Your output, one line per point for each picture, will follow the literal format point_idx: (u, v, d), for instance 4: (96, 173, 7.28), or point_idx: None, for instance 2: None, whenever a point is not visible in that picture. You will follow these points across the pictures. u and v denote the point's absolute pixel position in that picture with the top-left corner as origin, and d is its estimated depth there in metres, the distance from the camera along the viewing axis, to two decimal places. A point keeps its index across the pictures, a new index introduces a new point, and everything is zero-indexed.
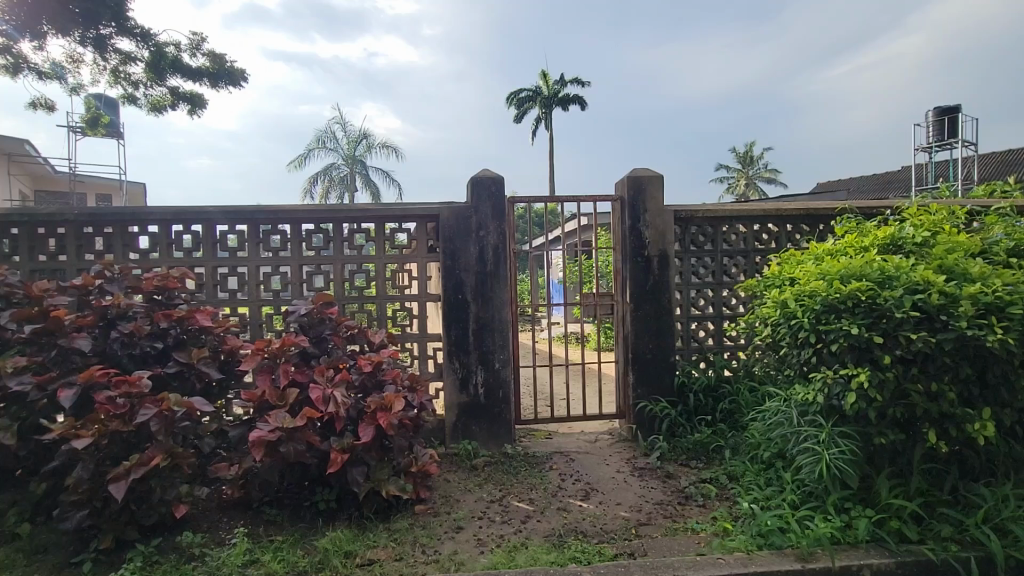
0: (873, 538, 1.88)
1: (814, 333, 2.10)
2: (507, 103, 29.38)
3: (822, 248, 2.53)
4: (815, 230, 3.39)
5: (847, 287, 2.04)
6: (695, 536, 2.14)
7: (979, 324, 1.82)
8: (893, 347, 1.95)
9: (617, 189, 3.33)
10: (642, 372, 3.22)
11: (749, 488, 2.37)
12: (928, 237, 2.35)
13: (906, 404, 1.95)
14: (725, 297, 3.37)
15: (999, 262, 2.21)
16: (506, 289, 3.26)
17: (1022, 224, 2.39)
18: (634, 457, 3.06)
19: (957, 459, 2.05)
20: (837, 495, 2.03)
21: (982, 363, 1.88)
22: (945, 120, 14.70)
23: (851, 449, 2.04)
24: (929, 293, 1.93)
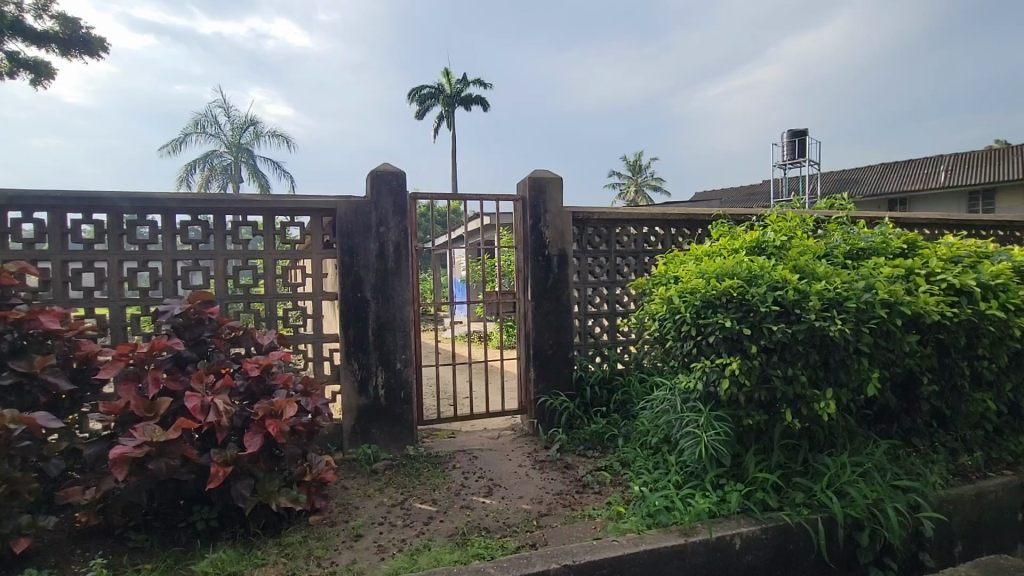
0: (742, 509, 2.11)
1: (695, 327, 2.32)
2: (409, 99, 28.83)
3: (701, 250, 2.80)
4: (695, 234, 3.72)
5: (722, 284, 2.28)
6: (591, 522, 2.26)
7: (824, 316, 2.11)
8: (758, 338, 2.19)
9: (518, 190, 3.41)
10: (542, 367, 3.32)
11: (639, 472, 2.54)
12: (785, 241, 2.69)
13: (769, 388, 2.20)
14: (618, 295, 3.59)
15: (839, 263, 2.58)
16: (408, 287, 3.18)
17: (855, 231, 2.82)
18: (535, 450, 3.15)
19: (808, 434, 2.34)
20: (714, 473, 2.24)
21: (826, 350, 2.17)
22: (797, 141, 16.89)
23: (725, 431, 2.27)
24: (786, 290, 2.20)
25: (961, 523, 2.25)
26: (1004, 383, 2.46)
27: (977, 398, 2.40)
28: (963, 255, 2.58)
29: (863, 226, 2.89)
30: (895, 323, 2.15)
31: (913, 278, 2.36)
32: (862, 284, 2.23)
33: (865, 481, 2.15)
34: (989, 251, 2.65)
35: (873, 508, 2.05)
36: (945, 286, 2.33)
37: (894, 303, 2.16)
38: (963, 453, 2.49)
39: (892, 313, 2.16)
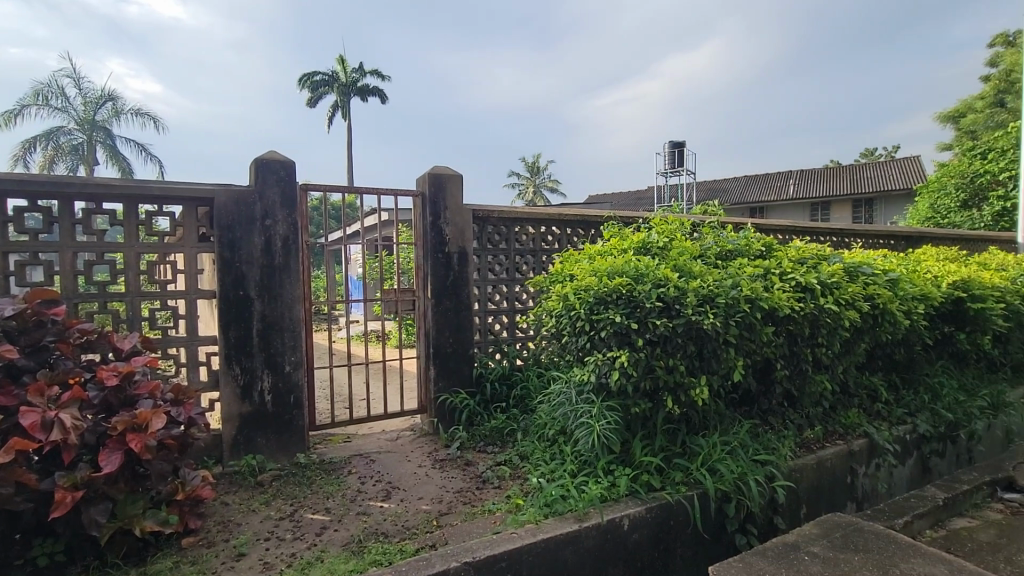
0: (630, 491, 2.26)
1: (588, 322, 2.45)
2: (299, 86, 27.07)
3: (594, 249, 2.96)
4: (589, 234, 3.91)
5: (612, 282, 2.43)
6: (490, 516, 2.29)
7: (699, 310, 2.33)
8: (644, 331, 2.36)
9: (418, 185, 3.35)
10: (442, 366, 3.30)
11: (537, 464, 2.62)
12: (667, 242, 2.94)
13: (653, 377, 2.38)
14: (517, 292, 3.67)
15: (711, 263, 2.88)
16: (298, 285, 2.99)
17: (724, 235, 3.15)
18: (435, 450, 3.12)
19: (686, 419, 2.58)
20: (605, 460, 2.39)
21: (701, 341, 2.40)
22: (676, 152, 18.46)
23: (616, 419, 2.42)
24: (668, 287, 2.40)
25: (806, 488, 2.61)
26: (838, 366, 2.89)
27: (818, 380, 2.80)
28: (807, 257, 2.99)
29: (730, 230, 3.24)
30: (756, 317, 2.44)
31: (770, 277, 2.69)
32: (730, 282, 2.50)
33: (731, 458, 2.41)
34: (827, 253, 3.10)
35: (738, 481, 2.31)
36: (794, 284, 2.68)
37: (754, 299, 2.45)
38: (807, 428, 2.89)
39: (753, 308, 2.45)
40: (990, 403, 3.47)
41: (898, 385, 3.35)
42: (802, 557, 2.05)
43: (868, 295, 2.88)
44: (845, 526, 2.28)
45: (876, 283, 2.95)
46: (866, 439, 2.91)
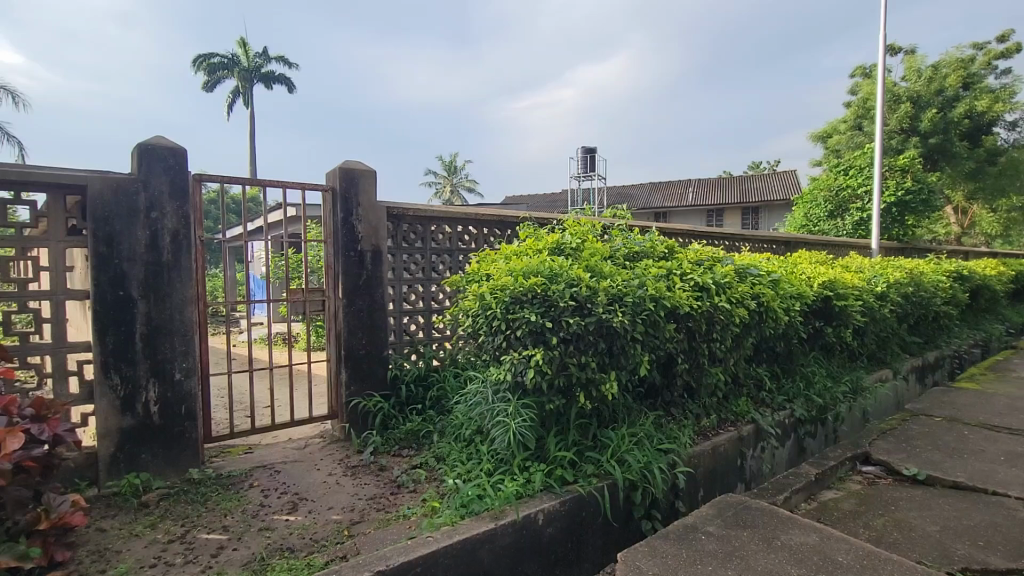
0: (545, 487, 2.32)
1: (504, 322, 2.47)
2: (193, 67, 24.80)
3: (510, 249, 3.00)
4: (505, 234, 3.95)
5: (528, 282, 2.48)
6: (405, 521, 2.24)
7: (609, 309, 2.44)
8: (558, 330, 2.43)
9: (328, 180, 3.20)
10: (354, 368, 3.18)
11: (453, 465, 2.60)
12: (579, 243, 3.05)
13: (566, 374, 2.45)
14: (434, 292, 3.62)
15: (620, 264, 3.02)
16: (191, 285, 2.73)
17: (632, 237, 3.33)
18: (347, 457, 3.00)
19: (597, 413, 2.69)
20: (521, 457, 2.42)
21: (611, 339, 2.51)
22: (588, 157, 19.24)
23: (531, 416, 2.46)
24: (580, 287, 2.49)
25: (703, 473, 2.82)
26: (730, 360, 3.16)
27: (713, 373, 3.04)
28: (704, 259, 3.25)
29: (637, 233, 3.43)
30: (660, 315, 2.59)
31: (672, 277, 2.88)
32: (637, 282, 2.64)
33: (638, 448, 2.54)
34: (721, 256, 3.39)
35: (644, 470, 2.44)
36: (693, 284, 2.90)
37: (659, 298, 2.61)
38: (704, 417, 3.13)
39: (657, 306, 2.60)
40: (851, 388, 3.97)
41: (779, 375, 3.73)
42: (700, 537, 2.22)
43: (755, 293, 3.18)
44: (736, 506, 2.50)
45: (761, 283, 3.27)
46: (753, 424, 3.21)
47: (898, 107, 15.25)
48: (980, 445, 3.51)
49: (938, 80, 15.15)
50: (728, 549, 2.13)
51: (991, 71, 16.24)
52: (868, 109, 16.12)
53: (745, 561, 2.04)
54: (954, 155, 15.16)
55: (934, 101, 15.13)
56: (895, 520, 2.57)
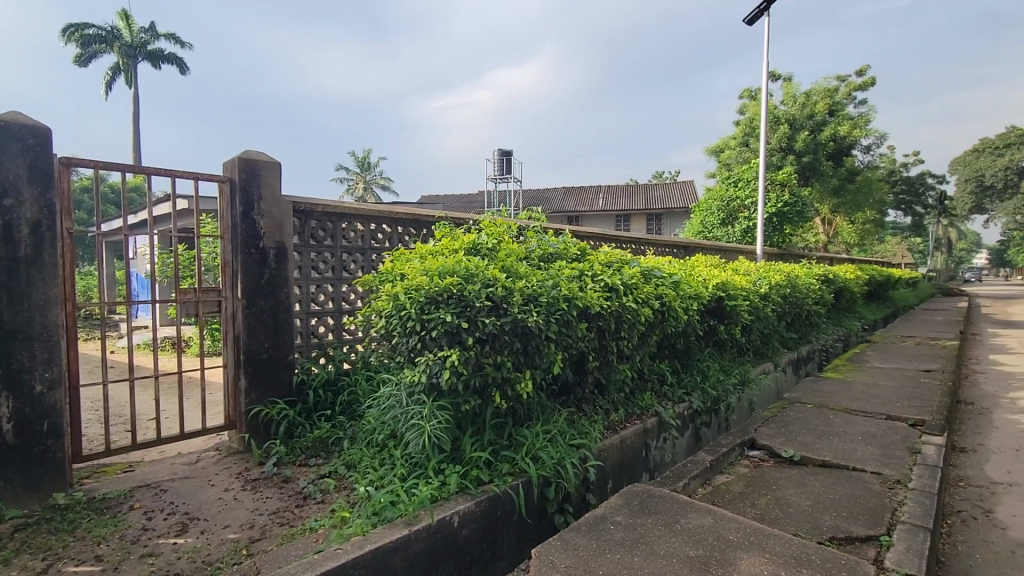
0: (460, 488, 2.30)
1: (419, 323, 2.43)
2: (62, 36, 21.83)
3: (425, 248, 2.96)
4: (420, 234, 3.87)
5: (443, 281, 2.45)
6: (313, 535, 2.11)
7: (524, 309, 2.47)
8: (474, 330, 2.43)
9: (226, 170, 2.96)
10: (255, 374, 2.96)
11: (365, 472, 2.50)
12: (495, 244, 3.07)
13: (482, 375, 2.45)
14: (345, 292, 3.46)
15: (535, 264, 3.08)
16: (56, 283, 2.40)
17: (546, 239, 3.41)
18: (246, 470, 2.78)
19: (512, 412, 2.71)
20: (436, 459, 2.39)
21: (526, 338, 2.54)
22: (504, 160, 19.47)
23: (446, 418, 2.43)
24: (496, 287, 2.50)
25: (612, 465, 2.96)
26: (636, 357, 3.34)
27: (621, 369, 3.19)
28: (612, 261, 3.41)
29: (551, 234, 3.52)
30: (573, 315, 2.68)
31: (584, 278, 2.99)
32: (551, 283, 2.70)
33: (552, 445, 2.60)
34: (628, 258, 3.57)
35: (557, 466, 2.51)
36: (603, 284, 3.03)
37: (571, 298, 2.70)
38: (613, 411, 3.28)
39: (570, 306, 2.68)
40: (740, 380, 4.36)
41: (680, 370, 4.01)
42: (609, 527, 2.32)
43: (658, 294, 3.39)
44: (641, 494, 2.65)
45: (663, 284, 3.49)
46: (656, 417, 3.41)
47: (777, 128, 17.02)
48: (843, 427, 4.01)
49: (810, 106, 17.10)
50: (634, 536, 2.24)
51: (851, 100, 18.62)
52: (753, 128, 17.81)
53: (650, 547, 2.16)
54: (822, 173, 17.19)
55: (806, 125, 17.06)
56: (776, 499, 2.85)
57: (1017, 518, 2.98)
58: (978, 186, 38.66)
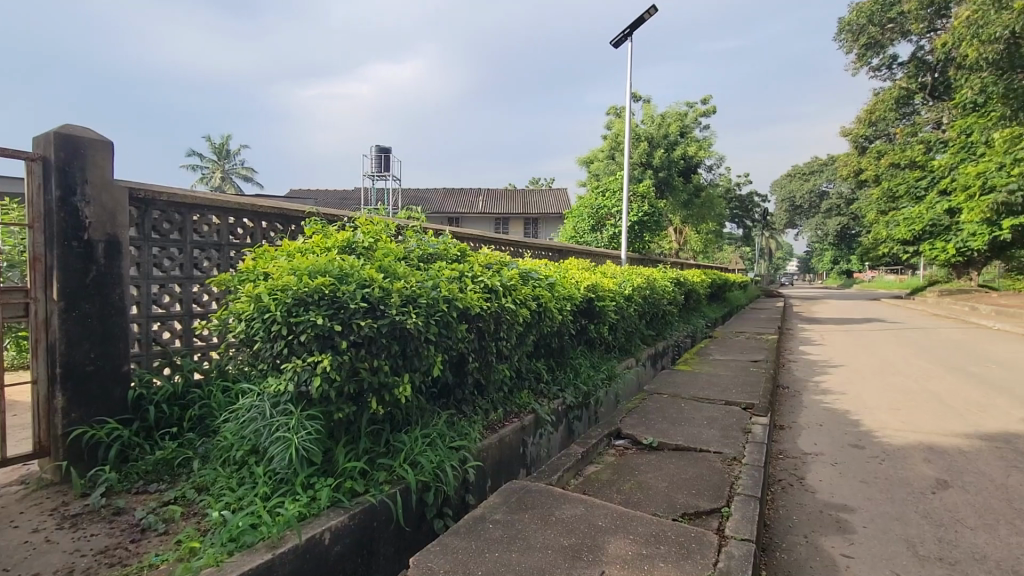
0: (332, 502, 2.16)
1: (286, 326, 2.24)
2: None
3: (293, 246, 2.74)
4: (288, 230, 3.57)
5: (314, 282, 2.30)
6: (153, 572, 1.83)
7: (402, 310, 2.39)
8: (348, 333, 2.30)
9: (37, 146, 2.46)
10: (77, 390, 2.50)
11: (220, 494, 2.24)
12: (372, 243, 2.95)
13: (357, 380, 2.32)
14: (196, 293, 3.06)
15: (414, 265, 3.02)
16: None
17: (425, 239, 3.36)
18: (63, 504, 2.32)
19: (389, 417, 2.62)
20: (304, 474, 2.21)
21: (405, 340, 2.45)
22: (382, 157, 18.85)
23: (317, 428, 2.27)
24: (373, 288, 2.39)
25: (491, 464, 2.99)
26: (514, 356, 3.42)
27: (500, 369, 3.24)
28: (492, 263, 3.47)
29: (431, 235, 3.48)
30: (453, 316, 2.65)
31: (464, 279, 2.99)
32: (430, 284, 2.66)
33: (431, 449, 2.55)
34: (507, 260, 3.66)
35: (436, 470, 2.47)
36: (482, 286, 3.06)
37: (451, 299, 2.67)
38: (492, 411, 3.32)
39: (450, 307, 2.66)
40: (607, 375, 4.69)
41: (555, 368, 4.20)
42: (487, 526, 2.35)
43: (535, 295, 3.51)
44: (519, 491, 2.73)
45: (540, 286, 3.63)
46: (533, 414, 3.53)
47: (638, 145, 18.71)
48: (692, 414, 4.51)
49: (666, 126, 19.06)
50: (512, 532, 2.29)
51: (697, 125, 21.10)
52: (619, 143, 19.35)
53: (527, 541, 2.23)
54: (675, 187, 19.23)
55: (662, 143, 18.96)
56: (638, 483, 3.11)
57: (821, 481, 3.60)
58: (791, 206, 46.13)
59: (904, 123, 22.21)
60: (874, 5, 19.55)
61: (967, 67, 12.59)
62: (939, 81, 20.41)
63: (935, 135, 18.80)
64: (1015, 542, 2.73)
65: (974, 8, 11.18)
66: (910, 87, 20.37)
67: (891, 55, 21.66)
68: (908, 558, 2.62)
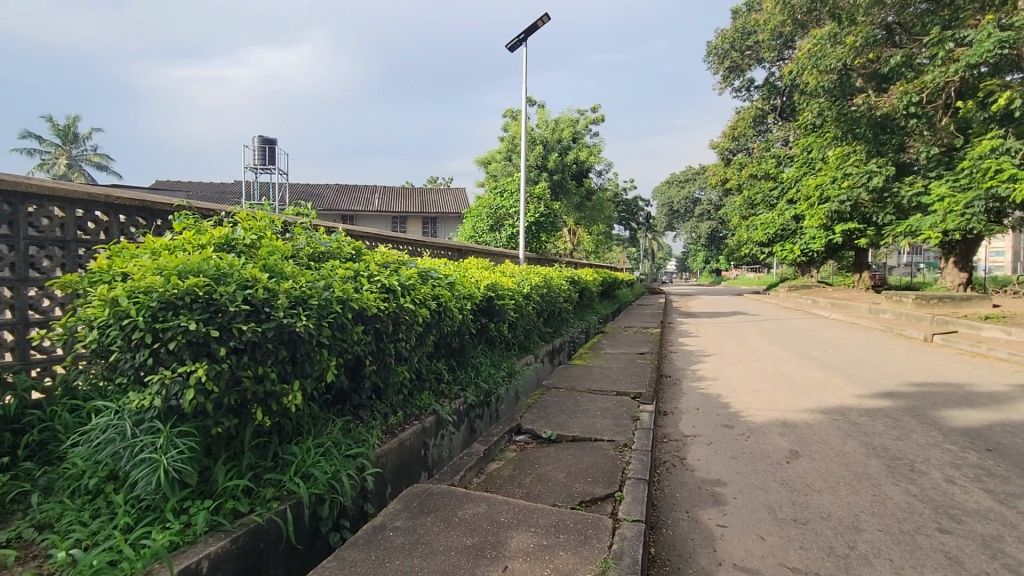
0: (211, 526, 1.95)
1: (150, 333, 1.99)
2: None
3: (158, 243, 2.43)
4: (152, 225, 3.17)
5: (185, 282, 2.06)
6: None
7: (291, 313, 2.22)
8: (227, 339, 2.08)
9: None
10: None
11: (68, 531, 1.91)
12: (254, 240, 2.72)
13: (239, 390, 2.11)
14: (33, 297, 2.59)
15: (303, 263, 2.83)
16: None
17: (316, 236, 3.17)
18: None
19: (277, 428, 2.42)
20: (176, 498, 1.97)
21: (294, 345, 2.28)
22: (266, 149, 17.49)
23: (191, 446, 2.03)
24: (255, 289, 2.20)
25: (390, 470, 2.89)
26: (414, 357, 3.34)
27: (399, 371, 3.14)
28: (389, 262, 3.36)
29: (322, 232, 3.29)
30: (347, 317, 2.52)
31: (359, 279, 2.86)
32: (322, 284, 2.50)
33: (325, 459, 2.41)
34: (405, 259, 3.57)
35: (331, 480, 2.34)
36: (379, 285, 2.95)
37: (345, 300, 2.54)
38: (392, 414, 3.22)
39: (344, 308, 2.52)
40: (508, 373, 4.77)
41: (455, 367, 4.18)
42: (388, 534, 2.27)
43: (434, 295, 3.46)
44: (421, 495, 2.68)
45: (440, 285, 3.59)
46: (434, 415, 3.48)
47: (534, 148, 19.27)
48: (587, 405, 4.74)
49: (559, 131, 19.83)
50: (414, 538, 2.24)
51: (588, 131, 22.22)
52: (515, 146, 19.78)
53: (430, 545, 2.19)
54: (568, 190, 20.09)
55: (556, 147, 19.71)
56: (538, 476, 3.19)
57: (698, 460, 3.96)
58: (670, 210, 50.34)
59: (760, 139, 25.23)
60: (736, 33, 21.95)
61: (807, 93, 14.62)
62: (786, 104, 23.42)
63: (784, 151, 21.58)
64: (851, 499, 3.21)
65: (813, 42, 13.00)
66: (765, 107, 23.14)
67: (750, 78, 24.41)
68: (770, 522, 2.97)
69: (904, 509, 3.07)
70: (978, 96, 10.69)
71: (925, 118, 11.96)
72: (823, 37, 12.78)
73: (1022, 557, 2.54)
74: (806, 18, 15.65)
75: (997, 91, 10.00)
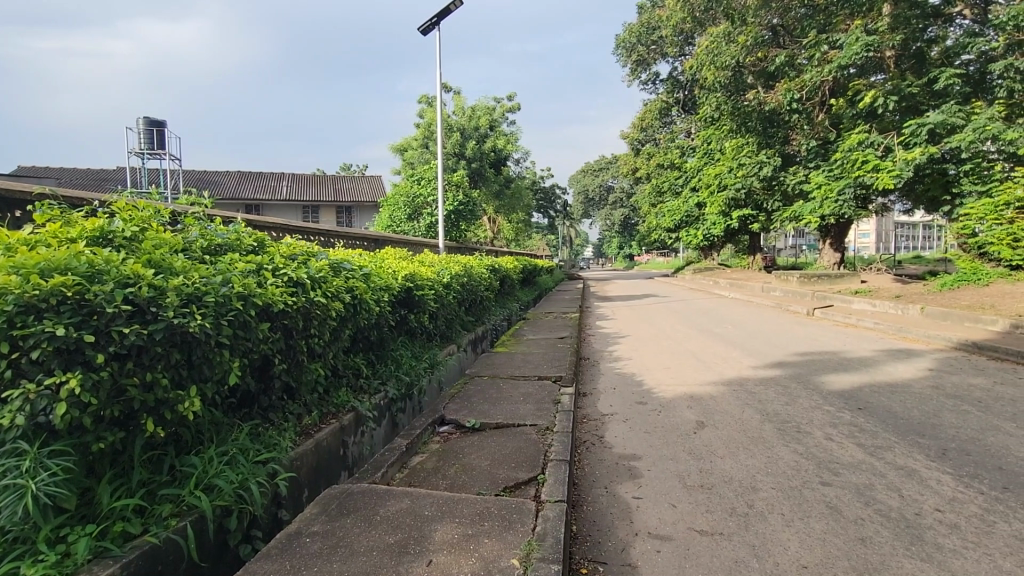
0: (95, 553, 1.75)
1: (7, 342, 1.71)
2: None
3: (12, 236, 2.09)
4: (8, 217, 2.75)
5: (48, 282, 1.80)
6: None
7: (183, 312, 2.02)
8: (105, 345, 1.85)
9: None
10: None
11: None
12: (136, 232, 2.43)
13: (123, 401, 1.89)
14: None
15: (196, 257, 2.58)
16: None
17: (210, 228, 2.90)
18: None
19: (174, 438, 2.19)
20: (51, 525, 1.73)
21: (188, 347, 2.08)
22: (154, 131, 15.81)
23: (67, 466, 1.78)
24: (138, 287, 1.97)
25: (306, 473, 2.75)
26: (329, 353, 3.18)
27: (313, 368, 2.97)
28: (296, 255, 3.17)
29: (218, 224, 3.03)
30: (250, 314, 2.34)
31: (262, 272, 2.67)
32: (219, 279, 2.30)
33: (230, 469, 2.23)
34: (315, 250, 3.39)
35: (238, 490, 2.19)
36: (286, 279, 2.78)
37: (246, 296, 2.35)
38: (306, 414, 3.05)
39: (246, 304, 2.34)
40: (429, 364, 4.69)
41: (375, 361, 4.02)
42: (304, 541, 2.16)
43: (348, 287, 3.32)
44: (339, 497, 2.57)
45: (353, 277, 3.43)
46: (353, 412, 3.34)
47: (451, 136, 19.00)
48: (509, 392, 4.80)
49: (476, 119, 19.69)
50: (334, 542, 2.15)
51: (505, 119, 22.28)
52: (432, 133, 19.42)
53: (350, 547, 2.11)
54: (487, 178, 20.08)
55: (473, 135, 19.59)
56: (462, 466, 3.18)
57: (615, 437, 4.16)
58: (585, 198, 52.02)
59: (665, 131, 26.71)
60: (642, 27, 22.85)
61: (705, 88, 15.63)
62: (688, 98, 24.69)
63: (687, 142, 22.95)
64: (750, 462, 3.53)
65: (710, 40, 13.86)
66: (670, 100, 24.40)
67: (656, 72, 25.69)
68: (680, 490, 3.18)
69: (793, 468, 3.42)
70: (848, 94, 12.01)
71: (805, 113, 13.30)
72: (718, 36, 13.67)
73: (889, 502, 2.92)
74: (704, 16, 16.66)
75: (863, 90, 11.44)
